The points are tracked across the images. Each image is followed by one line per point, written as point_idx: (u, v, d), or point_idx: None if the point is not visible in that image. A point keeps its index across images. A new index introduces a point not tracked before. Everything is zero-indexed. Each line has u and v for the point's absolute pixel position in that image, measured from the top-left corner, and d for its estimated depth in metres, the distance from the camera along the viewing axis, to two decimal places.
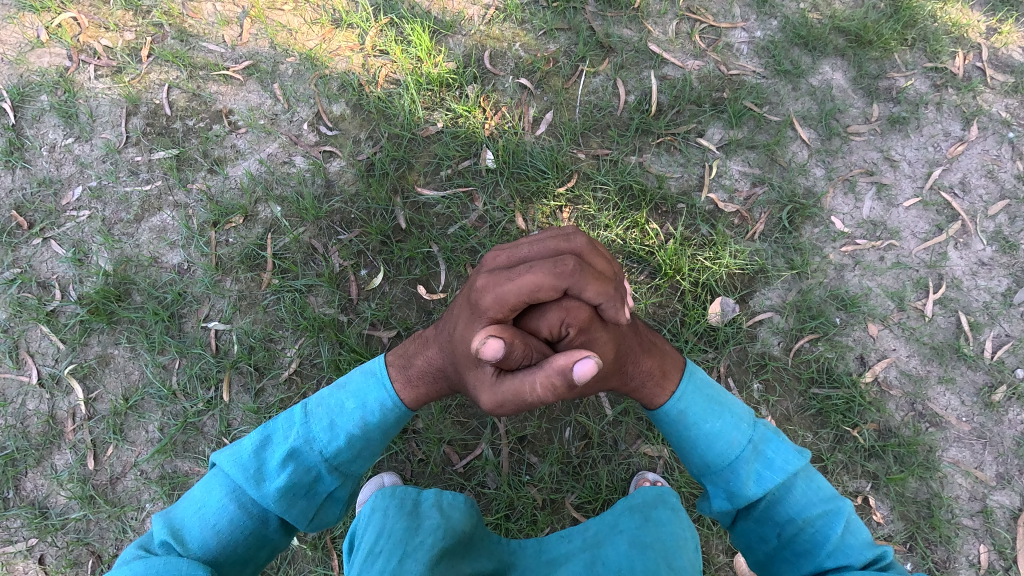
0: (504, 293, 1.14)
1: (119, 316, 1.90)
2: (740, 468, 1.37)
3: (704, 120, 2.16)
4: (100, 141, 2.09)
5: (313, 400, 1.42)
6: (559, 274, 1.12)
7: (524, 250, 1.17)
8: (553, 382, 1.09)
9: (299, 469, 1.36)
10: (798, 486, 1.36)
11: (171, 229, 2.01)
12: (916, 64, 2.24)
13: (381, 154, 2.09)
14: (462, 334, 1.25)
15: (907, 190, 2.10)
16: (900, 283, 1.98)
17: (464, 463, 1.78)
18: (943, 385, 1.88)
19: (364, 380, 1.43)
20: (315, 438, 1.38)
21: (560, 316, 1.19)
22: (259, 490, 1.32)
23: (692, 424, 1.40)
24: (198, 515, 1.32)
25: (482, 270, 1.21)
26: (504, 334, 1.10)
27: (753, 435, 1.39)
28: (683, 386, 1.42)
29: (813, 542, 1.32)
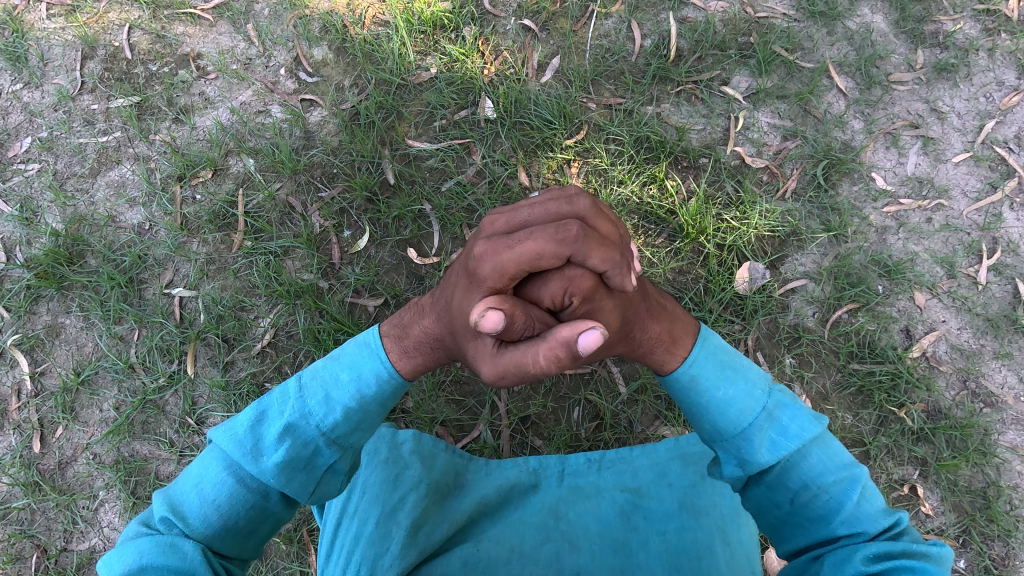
0: (502, 263, 0.88)
1: (71, 281, 1.69)
2: (752, 436, 1.04)
3: (729, 67, 1.94)
4: (52, 87, 1.87)
5: (307, 371, 1.11)
6: (562, 242, 0.85)
7: (523, 215, 0.91)
8: (559, 359, 0.83)
9: (298, 445, 1.05)
10: (813, 453, 1.03)
11: (130, 184, 1.79)
12: (966, 6, 2.01)
13: (367, 102, 1.86)
14: (454, 311, 0.99)
15: (956, 145, 1.87)
16: (950, 248, 1.76)
17: (459, 446, 1.57)
18: (999, 360, 1.67)
19: (358, 351, 1.11)
20: (312, 411, 1.06)
21: (562, 286, 0.91)
22: (255, 468, 1.03)
23: (702, 391, 1.08)
24: (197, 490, 1.04)
25: (475, 239, 0.95)
26: (504, 305, 0.85)
27: (766, 398, 1.07)
28: (696, 351, 1.11)
29: (825, 515, 1.01)
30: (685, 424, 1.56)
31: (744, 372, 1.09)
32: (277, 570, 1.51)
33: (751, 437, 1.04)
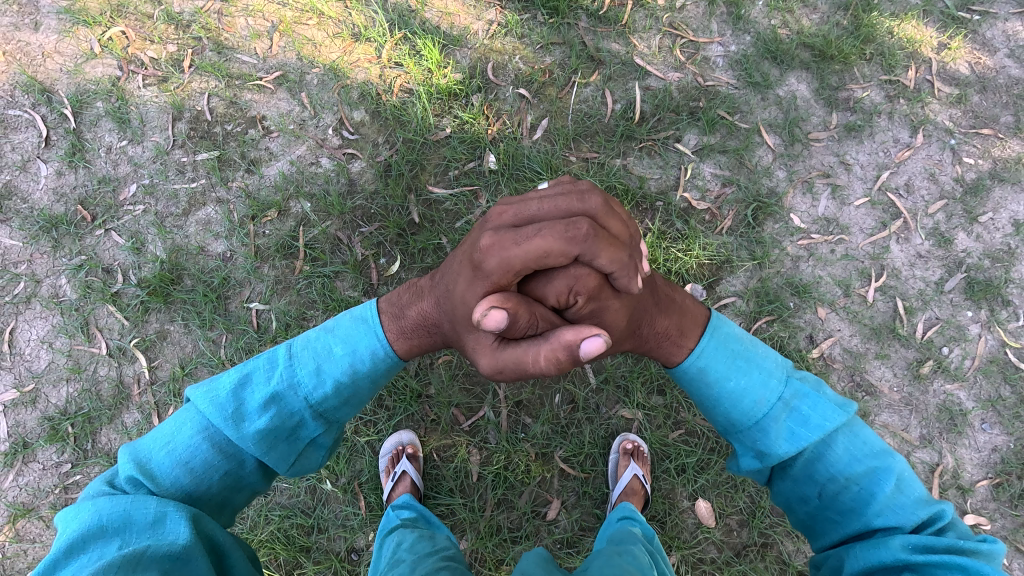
0: (511, 257, 1.28)
1: (174, 297, 2.22)
2: (769, 428, 1.56)
3: (682, 127, 2.45)
4: (151, 144, 2.39)
5: (297, 348, 1.65)
6: (571, 238, 1.25)
7: (533, 210, 1.32)
8: (556, 356, 1.29)
9: (282, 413, 1.58)
10: (840, 443, 1.53)
11: (215, 222, 2.31)
12: (873, 77, 2.52)
13: (397, 156, 2.38)
14: (465, 292, 1.42)
15: (857, 191, 2.39)
16: (847, 273, 2.29)
17: (469, 422, 2.08)
18: (879, 360, 2.20)
19: (351, 331, 1.68)
20: (299, 383, 1.61)
21: (568, 283, 1.35)
22: (238, 430, 1.53)
23: (716, 381, 1.62)
24: (167, 451, 1.50)
25: (490, 229, 1.34)
26: (508, 304, 1.29)
27: (784, 392, 1.58)
28: (703, 343, 1.66)
29: (859, 499, 1.48)
30: (638, 406, 2.08)
31: (761, 367, 1.61)
32: (335, 513, 2.04)
33: (770, 428, 1.56)
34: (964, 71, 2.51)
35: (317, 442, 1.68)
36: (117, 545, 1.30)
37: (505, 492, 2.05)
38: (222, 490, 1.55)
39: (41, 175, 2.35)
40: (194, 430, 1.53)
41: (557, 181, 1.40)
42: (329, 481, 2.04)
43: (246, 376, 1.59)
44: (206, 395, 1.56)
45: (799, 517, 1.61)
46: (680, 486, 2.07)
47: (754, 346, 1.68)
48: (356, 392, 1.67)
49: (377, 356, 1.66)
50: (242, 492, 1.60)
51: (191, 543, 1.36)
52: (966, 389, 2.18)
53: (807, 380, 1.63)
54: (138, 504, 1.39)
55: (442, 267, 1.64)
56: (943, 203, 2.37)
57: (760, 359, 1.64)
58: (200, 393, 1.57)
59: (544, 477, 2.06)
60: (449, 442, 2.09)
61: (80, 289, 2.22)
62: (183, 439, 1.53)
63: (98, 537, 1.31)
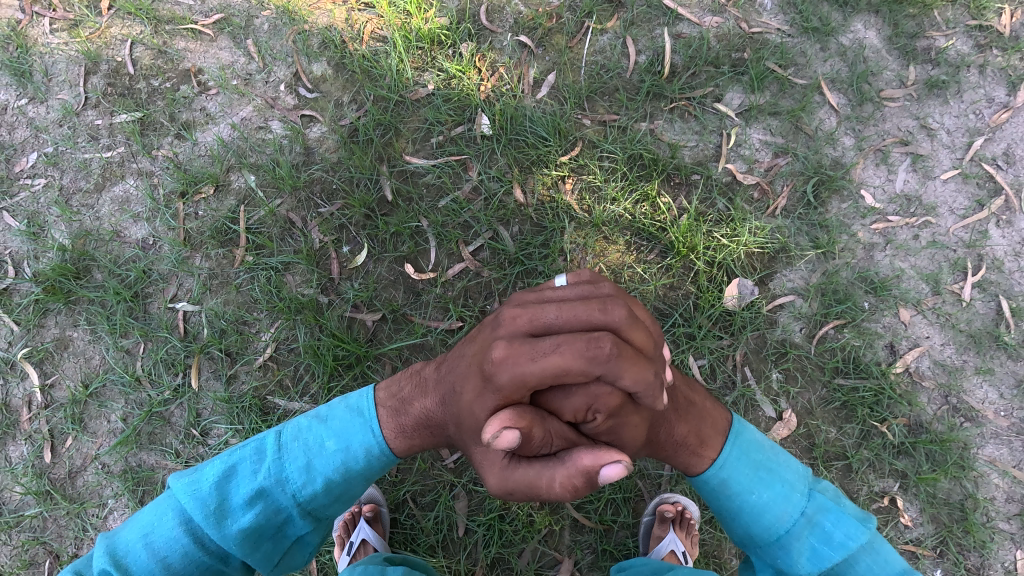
0: (526, 374, 0.78)
1: (78, 296, 1.74)
2: (789, 545, 1.16)
3: (722, 83, 1.96)
4: (56, 103, 1.90)
5: (289, 431, 1.19)
6: (595, 360, 0.76)
7: (550, 314, 0.80)
8: (575, 485, 0.81)
9: (269, 510, 1.13)
10: (864, 563, 1.14)
11: (134, 200, 1.83)
12: (959, 21, 2.02)
13: (366, 118, 1.89)
14: (472, 403, 0.89)
15: (944, 162, 1.90)
16: (936, 265, 1.80)
17: (455, 458, 1.59)
18: (980, 376, 1.72)
19: (352, 416, 1.18)
20: (288, 478, 1.15)
21: (586, 402, 0.81)
22: (219, 530, 1.10)
23: (735, 494, 1.19)
24: (143, 543, 1.10)
25: (497, 332, 0.83)
26: (524, 420, 0.78)
27: (806, 505, 1.18)
28: (727, 451, 1.20)
29: None
30: None
31: (783, 475, 1.20)
32: None
33: (789, 547, 1.16)
34: None
35: (308, 541, 1.21)
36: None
37: (500, 550, 1.57)
38: None
39: None
40: (174, 523, 1.11)
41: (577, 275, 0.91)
42: None
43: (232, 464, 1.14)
44: (187, 485, 1.13)
45: None
46: (728, 542, 1.59)
47: (773, 444, 1.27)
48: (353, 489, 1.18)
49: (373, 454, 1.16)
50: None
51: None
52: None
53: (824, 483, 1.23)
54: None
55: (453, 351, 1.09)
56: None
57: (783, 464, 1.22)
58: (183, 476, 1.15)
59: (552, 530, 1.58)
60: (428, 483, 1.60)
61: None
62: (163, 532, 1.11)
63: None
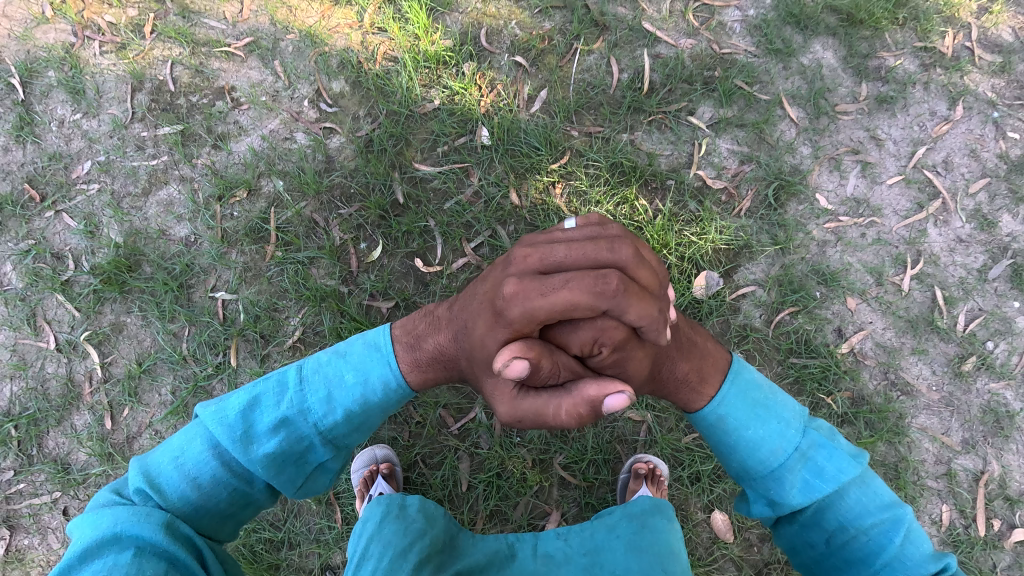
0: (535, 308, 1.02)
1: (131, 286, 2.00)
2: (784, 476, 1.41)
3: (695, 98, 2.21)
4: (107, 117, 2.15)
5: (309, 368, 1.44)
6: (601, 294, 0.98)
7: (559, 255, 1.02)
8: (579, 411, 1.08)
9: (292, 436, 1.39)
10: (853, 493, 1.39)
11: (177, 203, 2.08)
12: (907, 43, 2.27)
13: (380, 130, 2.15)
14: (484, 335, 1.14)
15: (890, 169, 2.15)
16: (880, 259, 2.06)
17: (459, 425, 1.86)
18: (915, 356, 1.98)
19: (366, 356, 1.44)
20: (310, 409, 1.41)
21: (592, 334, 1.06)
22: (247, 453, 1.36)
23: (734, 430, 1.43)
24: (175, 464, 1.36)
25: (511, 273, 1.06)
26: (531, 352, 1.04)
27: (801, 442, 1.42)
28: (724, 390, 1.44)
29: (867, 549, 1.36)
30: (647, 407, 1.86)
31: (780, 415, 1.44)
32: (309, 526, 1.82)
33: (784, 478, 1.41)
34: (1007, 38, 2.26)
35: (326, 467, 1.48)
36: (131, 557, 1.20)
37: (498, 503, 1.84)
38: (231, 507, 1.40)
39: None
40: (204, 447, 1.37)
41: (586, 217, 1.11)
42: None
43: (256, 396, 1.39)
44: (215, 414, 1.38)
45: (799, 562, 1.48)
46: (694, 497, 1.85)
47: (773, 388, 1.51)
48: (369, 420, 1.45)
49: (391, 387, 1.43)
50: (250, 508, 1.44)
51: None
52: (1013, 388, 1.95)
53: (820, 423, 1.48)
54: (157, 517, 1.28)
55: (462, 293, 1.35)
56: (985, 181, 2.14)
57: (780, 405, 1.46)
58: (210, 407, 1.40)
59: (542, 486, 1.84)
60: (436, 447, 1.87)
61: (27, 277, 2.00)
62: (193, 455, 1.37)
63: (119, 544, 1.22)
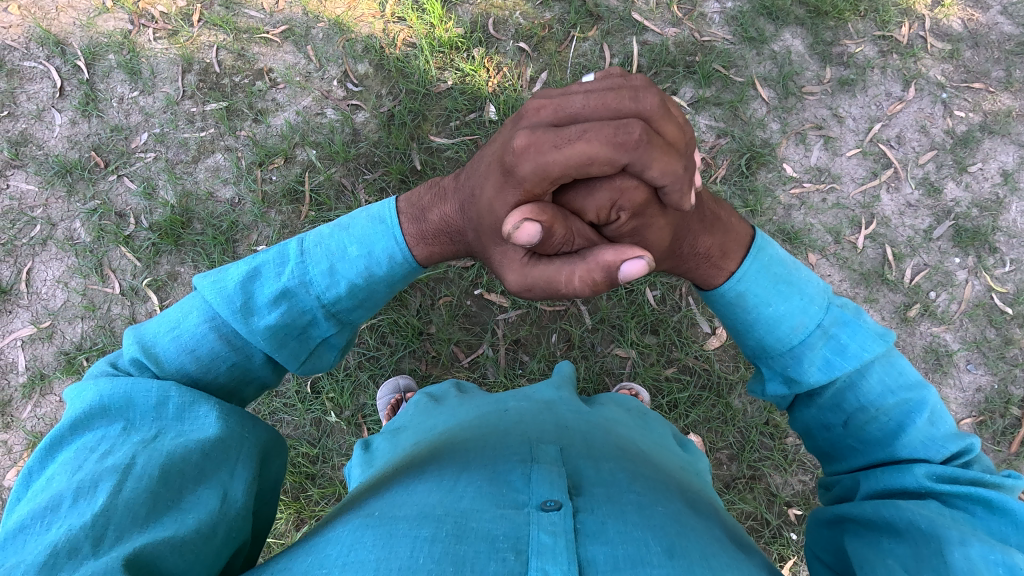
0: (549, 162, 1.10)
1: (185, 240, 2.30)
2: (802, 353, 1.42)
3: (677, 80, 2.51)
4: (161, 94, 2.46)
5: (311, 242, 1.46)
6: (620, 144, 1.07)
7: (576, 106, 1.10)
8: (594, 278, 1.18)
9: (294, 309, 1.40)
10: (877, 372, 1.38)
11: (224, 168, 2.38)
12: (867, 32, 2.55)
13: (400, 107, 2.45)
14: (493, 200, 1.24)
15: (849, 143, 2.44)
16: (838, 221, 2.34)
17: (469, 359, 2.16)
18: (867, 304, 2.27)
19: (368, 232, 1.49)
20: (312, 281, 1.42)
21: (610, 197, 1.19)
22: (248, 324, 1.34)
23: (754, 307, 1.46)
24: (171, 336, 1.31)
25: (524, 126, 1.13)
26: (543, 216, 1.15)
27: (823, 318, 1.42)
28: (746, 266, 1.47)
29: (886, 431, 1.33)
30: (632, 344, 2.16)
31: (803, 292, 1.45)
32: (340, 444, 2.12)
33: (803, 355, 1.42)
34: (957, 28, 2.53)
35: (331, 343, 1.52)
36: (121, 431, 1.13)
37: None
38: (232, 384, 1.38)
39: (56, 123, 2.42)
40: (200, 319, 1.34)
41: (605, 70, 1.16)
42: (334, 413, 2.13)
43: (256, 268, 1.38)
44: (213, 285, 1.36)
45: (816, 445, 1.48)
46: (672, 421, 2.13)
47: (797, 266, 1.52)
48: (372, 296, 1.50)
49: (395, 260, 1.48)
50: (253, 388, 1.44)
51: (224, 434, 1.17)
52: (952, 331, 2.24)
53: (847, 302, 1.47)
54: (138, 386, 1.17)
55: (470, 166, 1.49)
56: (934, 153, 2.42)
57: (803, 283, 1.47)
58: (205, 279, 1.36)
59: None
60: (449, 377, 2.17)
61: (94, 231, 2.30)
62: (188, 327, 1.34)
63: (104, 418, 1.14)
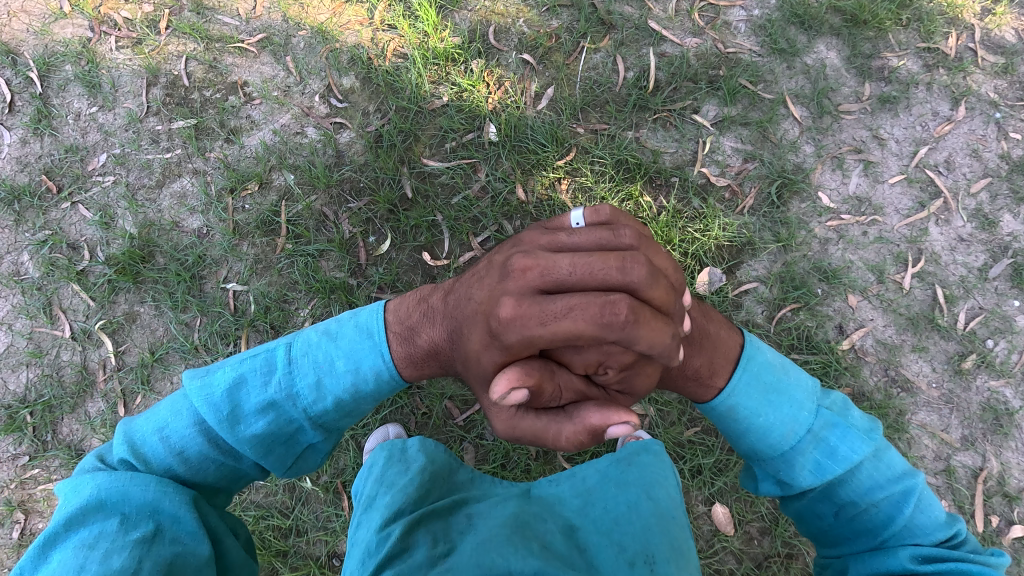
0: (534, 335, 1.17)
1: (145, 276, 2.04)
2: (793, 457, 1.53)
3: (700, 97, 2.24)
4: (122, 110, 2.20)
5: (298, 350, 1.58)
6: (607, 325, 1.12)
7: (564, 276, 1.17)
8: (578, 438, 1.31)
9: (280, 419, 1.54)
10: (866, 468, 1.51)
11: (190, 195, 2.13)
12: (910, 43, 2.29)
13: (389, 126, 2.19)
14: (480, 352, 1.31)
15: (892, 168, 2.18)
16: (881, 257, 2.08)
17: (464, 417, 1.93)
18: (916, 353, 2.00)
19: (355, 343, 1.59)
20: (297, 393, 1.54)
21: (598, 358, 1.22)
22: (233, 433, 1.49)
23: (747, 416, 1.55)
24: (160, 436, 1.49)
25: (510, 293, 1.20)
26: (531, 379, 1.20)
27: (814, 423, 1.53)
28: (736, 379, 1.56)
29: (876, 521, 1.49)
30: (651, 401, 1.90)
31: (792, 399, 1.55)
32: (316, 515, 1.86)
33: (794, 460, 1.53)
34: (1010, 39, 2.27)
35: (317, 448, 1.64)
36: (116, 525, 1.32)
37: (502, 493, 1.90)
38: (222, 480, 1.55)
39: (4, 143, 2.17)
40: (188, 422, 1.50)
41: (592, 231, 1.25)
42: (309, 479, 1.87)
43: (242, 377, 1.53)
44: (201, 390, 1.52)
45: (808, 531, 1.61)
46: (696, 490, 1.88)
47: (785, 367, 1.62)
48: (356, 406, 1.61)
49: (380, 376, 1.58)
50: (243, 482, 1.60)
51: (210, 553, 1.38)
52: (1012, 386, 1.98)
53: (834, 399, 1.59)
54: (137, 483, 1.38)
55: (457, 289, 1.47)
56: (988, 181, 2.16)
57: (792, 388, 1.57)
58: (196, 379, 1.54)
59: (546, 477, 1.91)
60: (441, 437, 1.94)
61: (43, 266, 2.05)
62: (176, 426, 1.50)
63: (102, 512, 1.33)
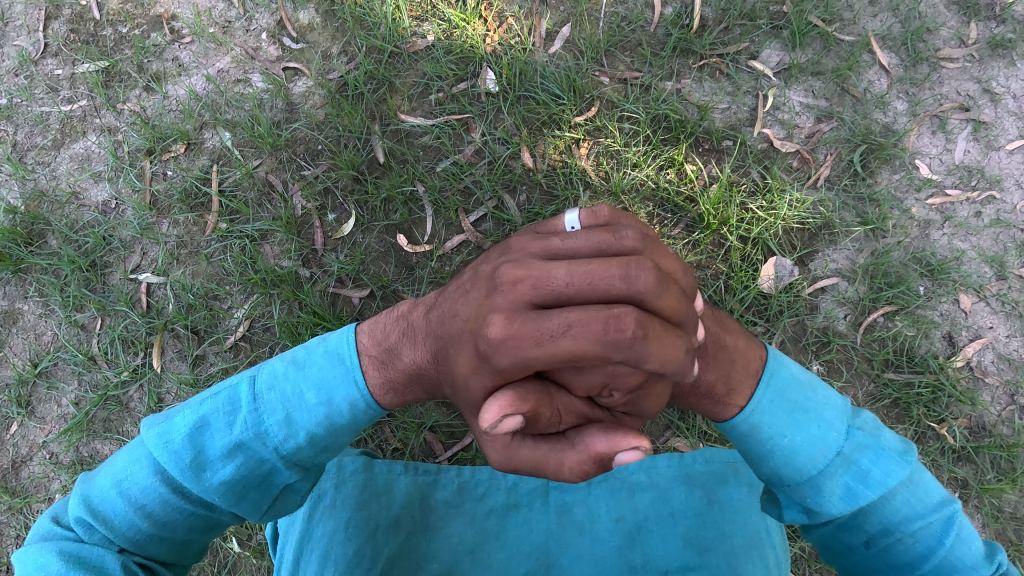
0: (527, 364, 0.72)
1: (30, 265, 1.58)
2: (820, 484, 1.01)
3: (758, 38, 1.71)
4: (12, 50, 1.70)
5: (264, 377, 1.04)
6: (615, 345, 0.68)
7: (558, 282, 0.72)
8: (586, 468, 0.78)
9: (252, 464, 1.00)
10: (901, 494, 1.00)
11: (95, 158, 1.64)
12: None
13: (357, 71, 1.67)
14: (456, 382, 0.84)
15: (1010, 130, 1.66)
16: (1001, 246, 1.59)
17: (448, 455, 1.49)
18: None
19: (331, 366, 1.04)
20: (269, 432, 1.00)
21: (603, 379, 0.74)
22: (199, 484, 0.98)
23: (768, 438, 1.03)
24: (116, 489, 0.99)
25: (490, 309, 0.75)
26: (528, 405, 0.73)
27: (844, 443, 1.02)
28: (759, 394, 1.04)
29: (912, 557, 1.00)
30: (698, 435, 1.49)
31: (822, 413, 1.03)
32: None
33: (821, 487, 1.01)
34: None
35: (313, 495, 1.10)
36: None
37: None
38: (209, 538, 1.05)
39: None
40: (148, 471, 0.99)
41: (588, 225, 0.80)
42: (236, 540, 1.44)
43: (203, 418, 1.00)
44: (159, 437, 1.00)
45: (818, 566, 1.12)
46: None
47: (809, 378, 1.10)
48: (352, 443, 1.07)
49: (359, 407, 1.03)
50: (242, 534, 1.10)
51: None
52: None
53: (864, 415, 1.07)
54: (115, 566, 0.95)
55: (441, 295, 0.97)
56: None
57: (822, 401, 1.05)
58: (154, 425, 1.02)
59: None
60: None
61: None
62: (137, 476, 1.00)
63: None
